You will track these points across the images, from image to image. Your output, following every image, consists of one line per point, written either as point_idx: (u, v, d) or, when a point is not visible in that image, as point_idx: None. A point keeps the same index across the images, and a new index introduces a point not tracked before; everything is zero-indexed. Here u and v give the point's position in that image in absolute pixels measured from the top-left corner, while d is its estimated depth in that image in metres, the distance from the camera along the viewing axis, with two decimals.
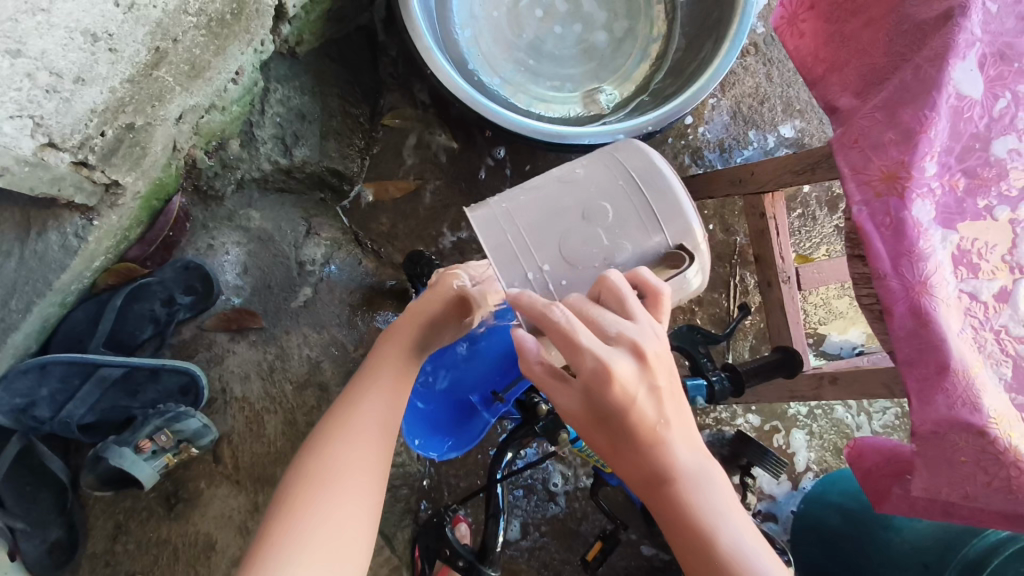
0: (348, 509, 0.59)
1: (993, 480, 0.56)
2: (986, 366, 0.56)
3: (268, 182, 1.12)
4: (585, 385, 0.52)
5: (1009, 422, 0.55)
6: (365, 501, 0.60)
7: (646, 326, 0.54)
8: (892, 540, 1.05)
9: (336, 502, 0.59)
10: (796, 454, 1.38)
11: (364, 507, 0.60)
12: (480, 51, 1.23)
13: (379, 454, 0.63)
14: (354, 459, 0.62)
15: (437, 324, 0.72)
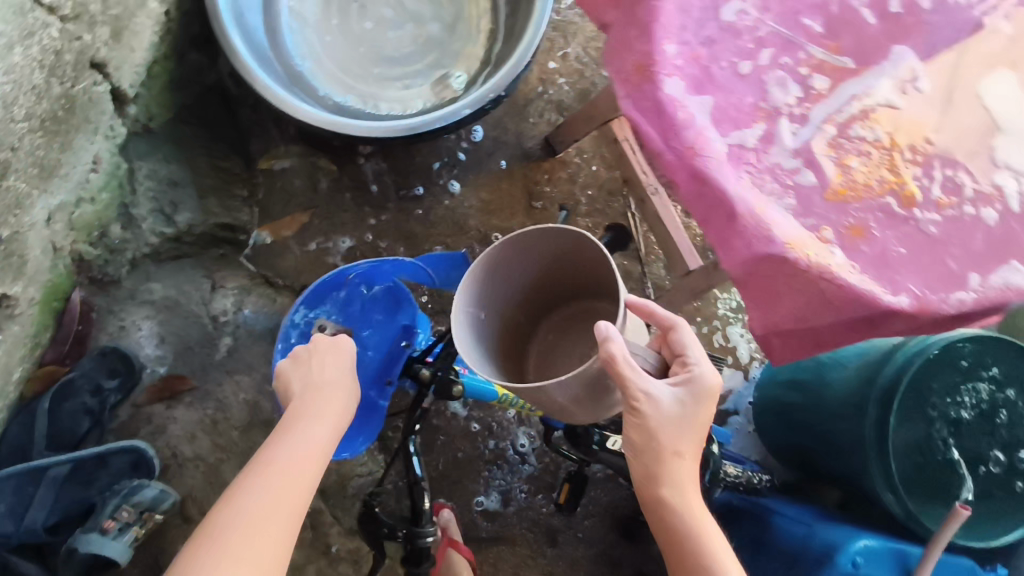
0: (258, 529, 0.67)
1: (810, 297, 0.63)
2: (770, 203, 0.63)
3: (161, 253, 1.17)
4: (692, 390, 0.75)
5: (803, 244, 0.62)
6: (277, 524, 0.68)
7: None
8: (826, 394, 1.12)
9: (246, 524, 0.67)
10: (738, 348, 1.43)
11: (274, 526, 0.68)
12: (325, 76, 1.26)
13: (299, 483, 0.72)
14: (265, 489, 0.70)
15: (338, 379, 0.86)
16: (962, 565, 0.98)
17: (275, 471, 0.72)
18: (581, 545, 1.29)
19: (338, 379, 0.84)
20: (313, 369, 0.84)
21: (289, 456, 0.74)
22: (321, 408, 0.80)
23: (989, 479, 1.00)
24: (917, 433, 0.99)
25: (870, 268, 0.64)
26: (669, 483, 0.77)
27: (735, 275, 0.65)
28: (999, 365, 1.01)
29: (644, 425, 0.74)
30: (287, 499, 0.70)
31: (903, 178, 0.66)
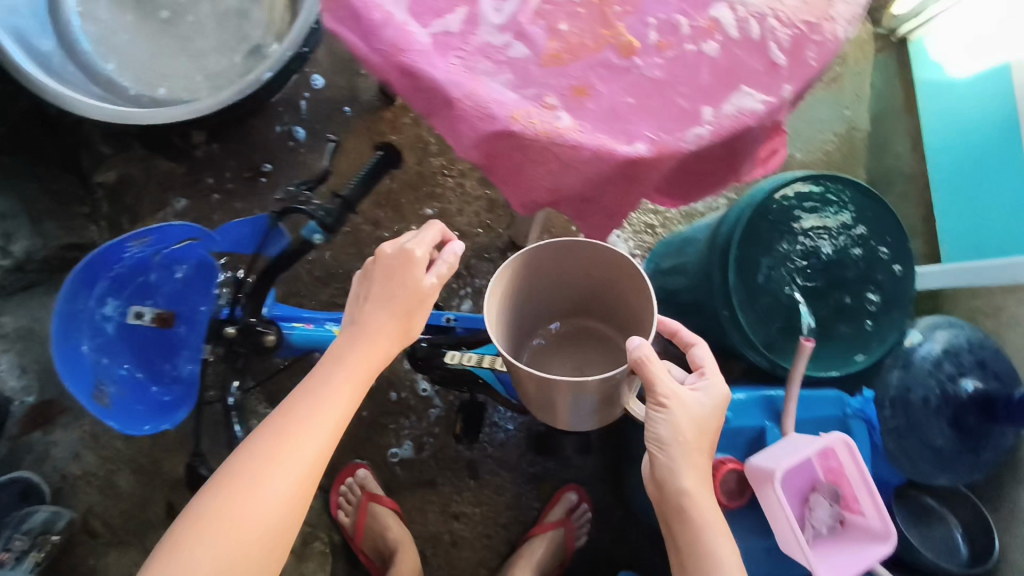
0: (268, 509, 0.63)
1: (550, 162, 0.65)
2: (484, 81, 0.64)
3: (7, 287, 1.12)
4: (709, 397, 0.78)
5: (525, 112, 0.63)
6: (293, 503, 0.64)
7: None
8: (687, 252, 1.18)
9: (258, 503, 0.62)
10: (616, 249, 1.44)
11: (286, 503, 0.64)
12: (130, 73, 1.24)
13: (321, 453, 0.66)
14: (286, 457, 0.64)
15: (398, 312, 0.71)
16: (824, 397, 1.04)
17: (299, 436, 0.65)
18: (503, 469, 1.35)
19: (396, 315, 0.71)
20: (399, 274, 0.70)
21: (318, 414, 0.66)
22: (370, 347, 0.69)
23: (834, 312, 1.05)
24: (765, 280, 1.02)
25: (600, 124, 0.65)
26: (691, 474, 0.76)
27: (482, 154, 0.67)
28: (836, 206, 1.06)
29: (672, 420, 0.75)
30: (307, 472, 0.65)
31: (618, 31, 0.68)
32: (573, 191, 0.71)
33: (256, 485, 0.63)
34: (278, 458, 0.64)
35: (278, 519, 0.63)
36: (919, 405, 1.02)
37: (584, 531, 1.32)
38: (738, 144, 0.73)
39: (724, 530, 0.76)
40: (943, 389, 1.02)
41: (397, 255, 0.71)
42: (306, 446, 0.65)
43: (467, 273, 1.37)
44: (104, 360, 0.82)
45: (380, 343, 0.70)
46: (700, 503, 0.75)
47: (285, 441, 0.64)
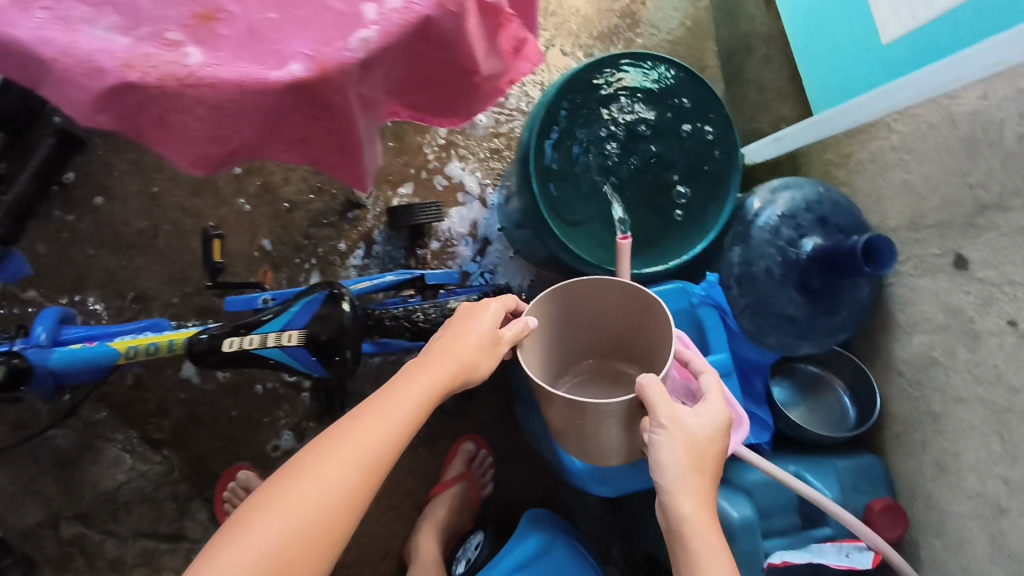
0: (328, 497, 0.63)
1: (192, 108, 0.56)
2: (83, 29, 0.53)
3: None
4: (717, 420, 0.73)
5: (140, 56, 0.53)
6: (342, 505, 0.64)
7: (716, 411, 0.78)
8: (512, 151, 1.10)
9: (316, 490, 0.63)
10: (465, 182, 1.34)
11: (343, 495, 0.64)
12: None
13: (379, 459, 0.67)
14: (344, 454, 0.66)
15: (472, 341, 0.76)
16: (666, 294, 0.98)
17: (367, 433, 0.67)
18: None
19: (473, 348, 0.75)
20: (472, 322, 0.77)
21: (384, 420, 0.69)
22: (437, 369, 0.73)
23: (645, 202, 1.02)
24: (574, 174, 0.98)
25: (242, 50, 0.55)
26: (689, 487, 0.69)
27: (119, 110, 0.57)
28: (660, 87, 1.00)
29: (676, 445, 0.69)
30: (363, 473, 0.66)
31: None
32: (248, 136, 0.62)
33: (320, 469, 0.64)
34: (337, 454, 0.65)
35: (331, 514, 0.63)
36: (762, 277, 0.96)
37: (490, 479, 1.28)
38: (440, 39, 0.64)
39: (721, 549, 0.68)
40: (782, 254, 0.95)
41: (474, 307, 0.79)
42: (370, 442, 0.67)
43: (309, 244, 1.28)
44: None
45: (453, 363, 0.74)
46: (697, 510, 0.69)
47: (360, 430, 0.67)
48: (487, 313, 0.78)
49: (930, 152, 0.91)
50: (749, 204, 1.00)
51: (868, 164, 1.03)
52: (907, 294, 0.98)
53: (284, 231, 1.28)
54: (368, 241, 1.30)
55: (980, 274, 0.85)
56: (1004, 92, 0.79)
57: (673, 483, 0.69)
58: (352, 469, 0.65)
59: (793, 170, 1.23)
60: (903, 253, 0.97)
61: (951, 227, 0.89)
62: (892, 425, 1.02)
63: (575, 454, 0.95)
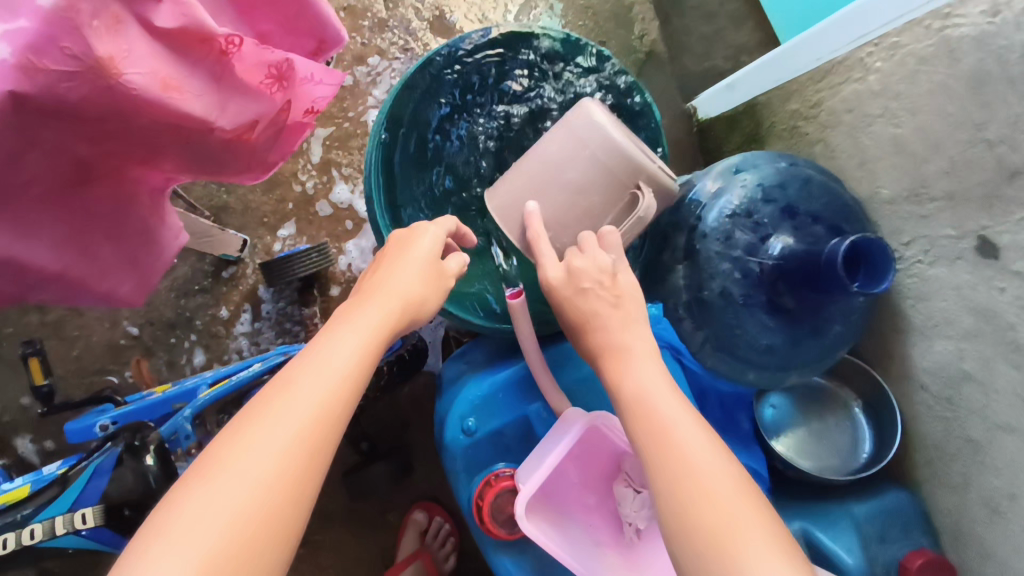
0: (250, 495, 0.41)
1: None
2: None
3: None
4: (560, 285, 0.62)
5: None
6: (286, 491, 0.42)
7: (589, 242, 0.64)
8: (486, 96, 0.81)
9: (229, 489, 0.41)
10: (356, 205, 1.09)
11: (275, 477, 0.42)
12: None
13: (321, 431, 0.45)
14: (269, 428, 0.43)
15: (429, 268, 0.58)
16: None
17: (292, 393, 0.45)
18: (335, 527, 1.05)
19: (418, 276, 0.57)
20: (411, 244, 0.59)
21: (321, 374, 0.47)
22: (383, 302, 0.54)
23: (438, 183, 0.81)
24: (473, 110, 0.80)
25: None
26: (648, 379, 0.55)
27: None
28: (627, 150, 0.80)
29: (615, 326, 0.59)
30: (309, 437, 0.44)
31: None
32: None
33: (231, 459, 0.42)
34: (256, 432, 0.43)
35: (261, 527, 0.41)
36: (719, 304, 0.70)
37: (451, 550, 1.07)
38: (83, 107, 0.40)
39: (730, 479, 0.47)
40: (741, 268, 0.70)
41: (409, 231, 0.61)
42: (301, 410, 0.45)
43: (184, 317, 1.06)
44: None
45: (416, 278, 0.57)
46: (682, 423, 0.51)
47: (286, 393, 0.45)
48: (427, 234, 0.60)
49: (923, 98, 0.65)
50: (696, 196, 0.74)
51: (845, 115, 0.76)
52: (920, 287, 0.72)
53: (152, 307, 1.05)
54: (255, 302, 1.07)
55: (1016, 266, 0.59)
56: (1021, 3, 0.54)
57: (633, 393, 0.54)
58: (286, 443, 0.43)
59: (754, 124, 0.95)
60: (906, 234, 0.71)
61: (968, 201, 0.63)
62: (922, 452, 0.77)
63: (510, 568, 0.71)
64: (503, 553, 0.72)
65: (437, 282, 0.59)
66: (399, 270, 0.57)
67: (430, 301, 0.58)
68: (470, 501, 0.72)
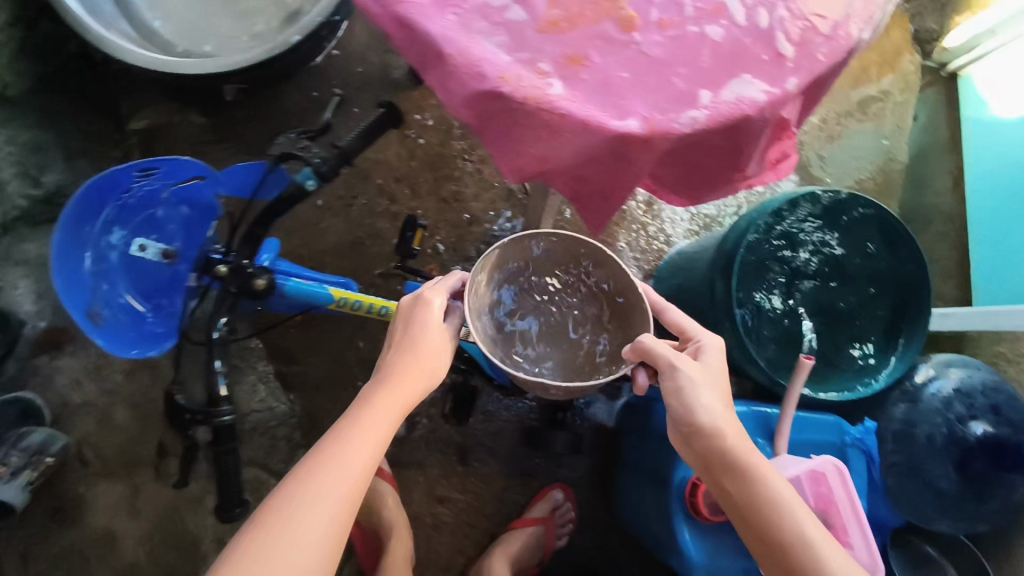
0: (319, 540, 0.61)
1: (541, 132, 0.65)
2: (478, 40, 0.63)
3: (34, 215, 1.19)
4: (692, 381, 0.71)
5: (516, 77, 0.62)
6: (337, 534, 0.63)
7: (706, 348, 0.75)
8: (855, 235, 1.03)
9: (295, 547, 0.60)
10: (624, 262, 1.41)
11: (334, 523, 0.63)
12: (170, 22, 1.26)
13: (353, 489, 0.65)
14: (325, 485, 0.63)
15: (436, 350, 0.76)
16: (822, 422, 0.99)
17: (338, 459, 0.65)
18: (493, 461, 1.35)
19: (431, 350, 0.75)
20: (419, 321, 0.76)
21: (356, 441, 0.67)
22: (401, 383, 0.72)
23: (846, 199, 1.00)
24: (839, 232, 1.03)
25: (597, 95, 0.64)
26: (782, 516, 0.66)
27: (480, 113, 0.65)
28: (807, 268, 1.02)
29: (730, 425, 0.70)
30: (350, 491, 0.64)
31: (619, 4, 0.65)
32: (566, 163, 0.70)
33: (297, 506, 0.62)
34: (314, 489, 0.63)
35: (328, 557, 0.62)
36: (924, 442, 0.95)
37: (566, 532, 1.30)
38: (752, 131, 0.70)
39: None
40: (949, 427, 0.96)
41: (416, 302, 0.78)
42: (343, 472, 0.65)
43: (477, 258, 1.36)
44: (107, 289, 0.85)
45: (422, 359, 0.75)
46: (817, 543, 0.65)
47: (334, 458, 0.65)
48: (435, 311, 0.77)
49: None
50: (916, 368, 1.02)
51: None
52: None
53: (459, 238, 1.36)
54: None
55: None
56: None
57: (782, 538, 0.65)
58: (335, 497, 0.63)
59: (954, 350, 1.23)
60: None
61: None
62: None
63: (693, 541, 0.94)
64: (689, 527, 0.95)
65: (441, 354, 0.77)
66: (414, 349, 0.75)
67: (437, 366, 0.76)
68: (688, 480, 0.96)
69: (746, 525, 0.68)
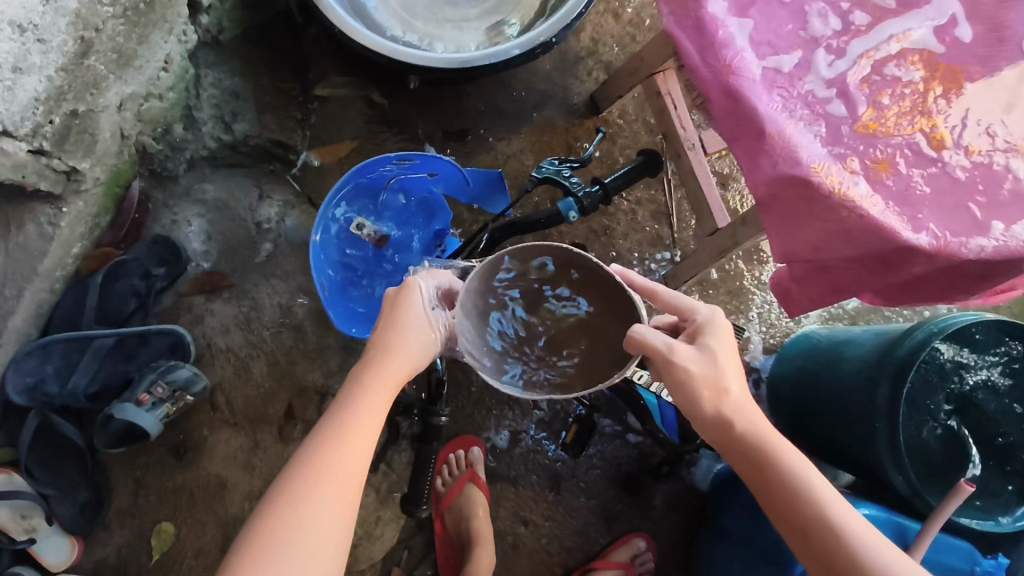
0: (327, 527, 0.60)
1: (832, 226, 0.65)
2: (798, 127, 0.64)
3: (217, 158, 1.23)
4: (692, 375, 0.71)
5: (828, 168, 0.63)
6: (344, 517, 0.61)
7: (704, 344, 0.72)
8: None
9: (303, 534, 0.59)
10: (749, 334, 1.42)
11: (341, 506, 0.62)
12: (383, 5, 1.29)
13: (353, 469, 0.64)
14: (328, 466, 0.62)
15: (425, 324, 0.73)
16: (956, 546, 1.00)
17: (336, 440, 0.64)
18: (582, 495, 1.36)
19: (420, 327, 0.73)
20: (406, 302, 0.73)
21: (354, 419, 0.66)
22: (390, 363, 0.70)
23: None
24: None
25: (897, 201, 0.64)
26: (799, 493, 0.67)
27: (776, 194, 0.66)
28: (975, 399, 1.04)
29: (734, 408, 0.71)
30: (350, 471, 0.63)
31: (935, 121, 0.66)
32: (839, 257, 0.69)
33: (301, 492, 0.60)
34: (313, 470, 0.62)
35: (336, 545, 0.60)
36: None
37: None
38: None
39: (887, 553, 0.63)
40: None
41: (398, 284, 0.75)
42: (342, 451, 0.63)
43: None
44: (325, 259, 0.89)
45: (411, 333, 0.72)
46: (842, 518, 0.66)
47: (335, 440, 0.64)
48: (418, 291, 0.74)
49: None
50: None
51: None
52: None
53: None
54: None
55: None
56: None
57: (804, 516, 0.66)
58: (338, 477, 0.62)
59: None
60: None
61: None
62: None
63: None
64: None
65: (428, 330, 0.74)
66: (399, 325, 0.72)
67: (425, 348, 0.73)
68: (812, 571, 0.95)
69: (773, 502, 0.69)
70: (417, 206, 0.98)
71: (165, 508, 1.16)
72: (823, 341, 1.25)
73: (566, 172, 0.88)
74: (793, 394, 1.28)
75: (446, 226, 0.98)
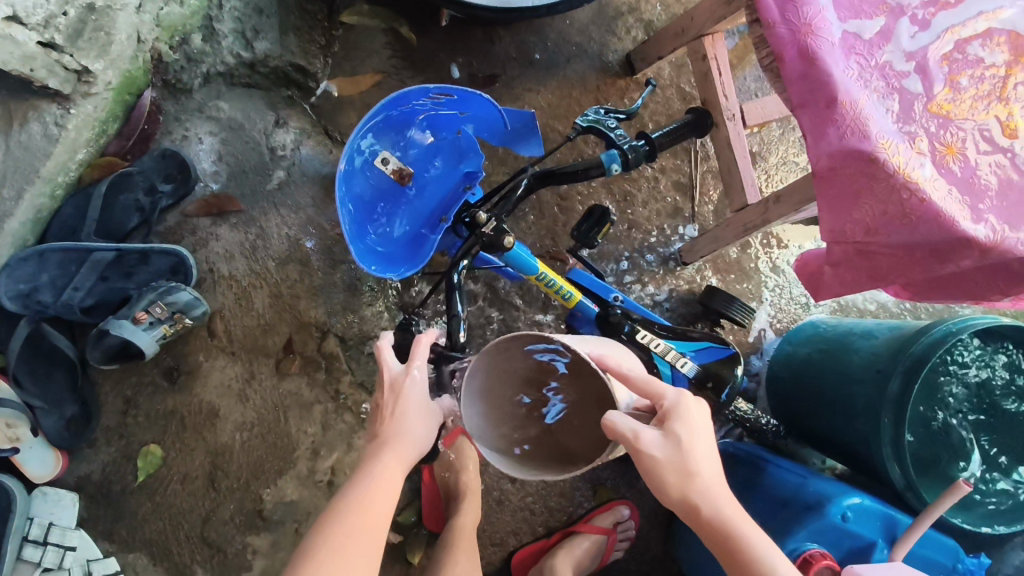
0: None
1: (890, 209, 0.62)
2: (872, 98, 0.61)
3: (234, 77, 1.17)
4: (656, 464, 0.62)
5: (896, 146, 0.60)
6: None
7: (672, 429, 0.63)
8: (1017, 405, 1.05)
9: None
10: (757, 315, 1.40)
11: None
12: None
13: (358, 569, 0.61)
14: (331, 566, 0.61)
15: (425, 417, 0.72)
16: (941, 542, 1.00)
17: (339, 538, 0.62)
18: None
19: (419, 416, 0.72)
20: (404, 389, 0.73)
21: (355, 513, 0.64)
22: (392, 450, 0.69)
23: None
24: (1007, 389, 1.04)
25: (958, 185, 0.61)
26: None
27: (835, 177, 0.63)
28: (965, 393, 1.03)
29: (705, 494, 0.62)
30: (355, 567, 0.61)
31: (1009, 106, 0.64)
32: (889, 245, 0.65)
33: None
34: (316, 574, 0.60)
35: None
36: None
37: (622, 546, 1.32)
38: None
39: None
40: None
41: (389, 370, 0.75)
42: (344, 549, 0.62)
43: (628, 263, 1.34)
44: (347, 191, 0.88)
45: (411, 423, 0.71)
46: None
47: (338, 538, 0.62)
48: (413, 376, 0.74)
49: None
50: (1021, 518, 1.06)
51: None
52: None
53: (614, 237, 1.34)
54: (676, 296, 1.35)
55: None
56: None
57: None
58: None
59: None
60: None
61: None
62: None
63: None
64: None
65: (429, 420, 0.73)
66: (399, 414, 0.72)
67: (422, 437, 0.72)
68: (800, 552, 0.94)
69: None
70: (447, 147, 0.95)
71: (153, 431, 1.13)
72: (829, 330, 1.24)
73: (611, 123, 0.90)
74: (792, 379, 1.27)
75: (476, 168, 0.93)
